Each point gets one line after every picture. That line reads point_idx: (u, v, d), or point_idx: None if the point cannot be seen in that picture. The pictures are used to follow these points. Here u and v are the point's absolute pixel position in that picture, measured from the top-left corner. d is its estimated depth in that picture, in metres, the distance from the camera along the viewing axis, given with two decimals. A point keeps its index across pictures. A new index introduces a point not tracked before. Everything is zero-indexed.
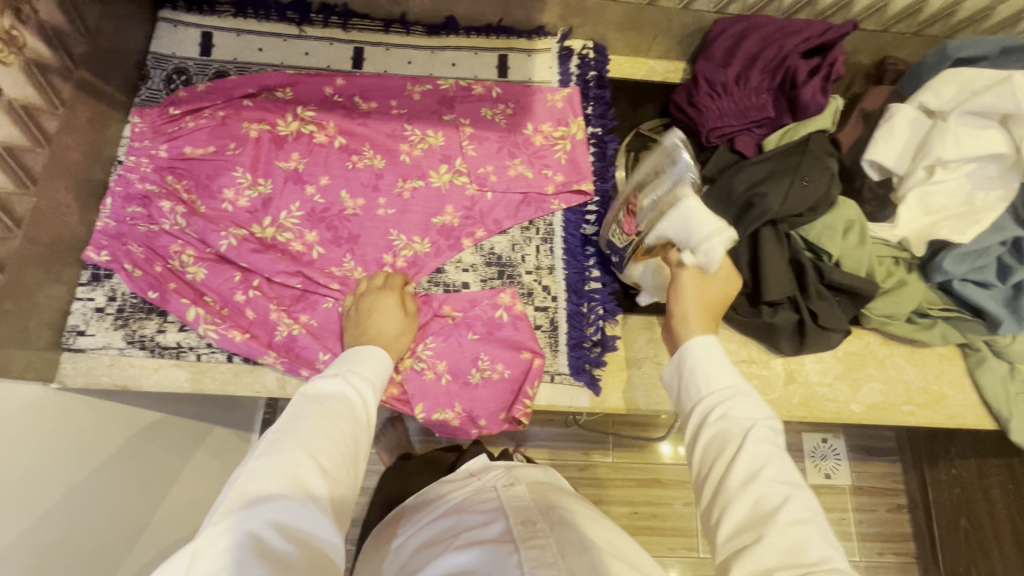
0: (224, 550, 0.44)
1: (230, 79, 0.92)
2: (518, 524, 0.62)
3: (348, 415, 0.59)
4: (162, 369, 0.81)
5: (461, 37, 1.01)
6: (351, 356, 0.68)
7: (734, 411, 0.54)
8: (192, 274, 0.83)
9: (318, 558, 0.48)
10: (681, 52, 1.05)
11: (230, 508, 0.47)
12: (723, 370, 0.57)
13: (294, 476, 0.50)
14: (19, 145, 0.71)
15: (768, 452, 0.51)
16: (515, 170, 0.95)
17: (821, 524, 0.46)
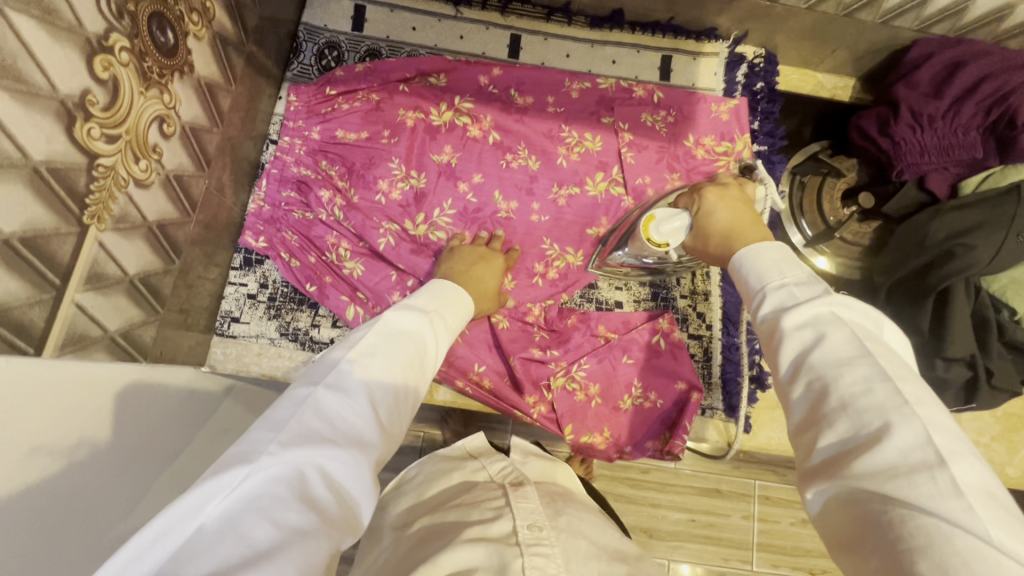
0: (271, 478, 0.37)
1: (388, 61, 0.86)
2: (522, 529, 0.52)
3: (417, 366, 0.54)
4: (311, 364, 0.79)
5: (625, 33, 0.94)
6: (433, 290, 0.65)
7: (795, 295, 0.48)
8: (348, 270, 0.80)
9: (348, 522, 0.41)
10: (857, 68, 0.97)
11: (288, 433, 0.40)
12: (797, 268, 0.51)
13: (352, 424, 0.44)
14: (202, 126, 0.67)
15: (869, 370, 0.41)
16: (674, 185, 0.89)
17: (920, 425, 0.37)
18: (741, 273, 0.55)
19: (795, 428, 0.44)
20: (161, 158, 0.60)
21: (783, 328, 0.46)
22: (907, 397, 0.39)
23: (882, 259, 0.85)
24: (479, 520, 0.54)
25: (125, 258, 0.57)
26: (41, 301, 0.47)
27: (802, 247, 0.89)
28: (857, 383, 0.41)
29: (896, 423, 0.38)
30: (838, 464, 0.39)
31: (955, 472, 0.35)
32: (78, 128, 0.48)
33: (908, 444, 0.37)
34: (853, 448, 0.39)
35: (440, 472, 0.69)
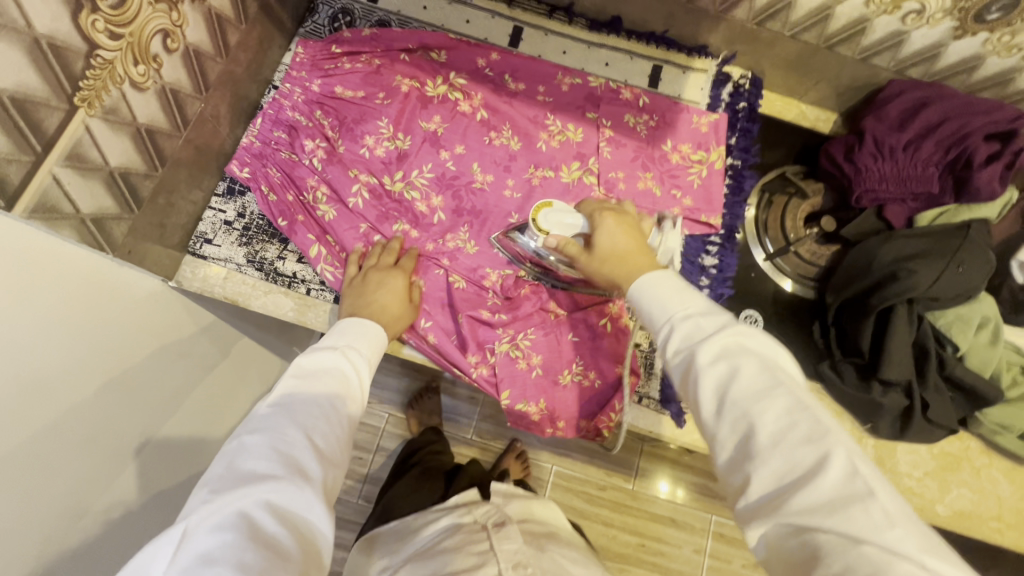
0: (214, 531, 0.41)
1: (394, 31, 0.92)
2: (507, 569, 0.64)
3: (344, 391, 0.58)
4: (271, 295, 0.82)
5: (622, 39, 1.00)
6: (348, 330, 0.68)
7: (702, 326, 0.51)
8: (322, 213, 0.84)
9: (311, 546, 0.46)
10: (838, 103, 1.01)
11: (220, 490, 0.45)
12: (689, 295, 0.54)
13: (288, 458, 0.48)
14: (206, 52, 0.73)
15: (790, 405, 0.45)
16: (645, 183, 0.93)
17: (845, 457, 0.41)
18: (640, 309, 0.56)
19: (723, 471, 0.47)
20: (160, 69, 0.65)
21: (702, 365, 0.48)
22: (828, 426, 0.43)
23: (833, 279, 0.86)
24: (472, 565, 0.66)
25: (110, 151, 0.62)
26: (21, 162, 0.52)
27: (764, 258, 0.91)
28: (781, 418, 0.44)
29: (825, 457, 0.42)
30: (773, 506, 0.42)
31: (882, 501, 0.39)
32: (83, 17, 0.53)
33: (837, 475, 0.41)
34: (787, 486, 0.42)
35: (429, 523, 0.81)
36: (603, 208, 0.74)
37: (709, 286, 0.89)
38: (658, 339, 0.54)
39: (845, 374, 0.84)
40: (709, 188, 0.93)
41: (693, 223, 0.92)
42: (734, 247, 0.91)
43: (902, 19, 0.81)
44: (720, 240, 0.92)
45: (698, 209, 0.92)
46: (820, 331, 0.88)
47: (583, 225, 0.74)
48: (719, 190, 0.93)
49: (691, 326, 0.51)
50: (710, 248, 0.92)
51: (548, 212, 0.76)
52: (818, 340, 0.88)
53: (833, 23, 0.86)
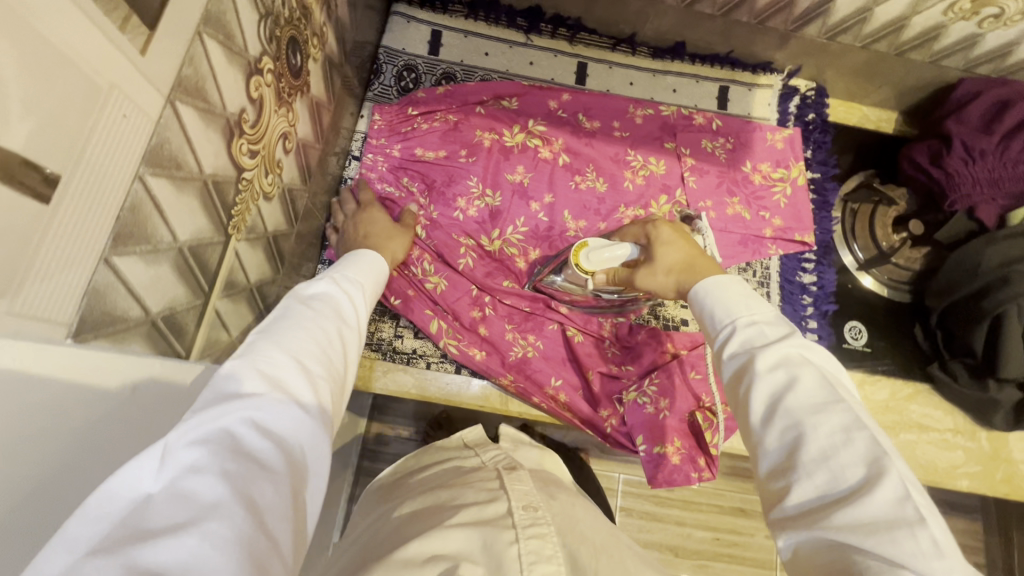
0: (196, 444, 0.34)
1: (466, 85, 0.90)
2: (517, 509, 0.54)
3: (334, 317, 0.53)
4: (391, 374, 0.80)
5: (686, 63, 0.99)
6: (345, 263, 0.66)
7: (766, 333, 0.49)
8: (431, 285, 0.83)
9: (300, 466, 0.39)
10: (900, 103, 1.01)
11: (198, 408, 0.37)
12: (752, 300, 0.53)
13: (273, 378, 0.41)
14: (311, 143, 0.70)
15: (846, 421, 0.41)
16: (733, 209, 0.93)
17: (898, 479, 0.37)
18: (704, 311, 0.55)
19: (763, 478, 0.43)
20: (281, 173, 0.63)
21: (760, 370, 0.45)
22: (885, 449, 0.39)
23: (933, 283, 0.89)
24: (477, 501, 0.56)
25: (251, 267, 0.59)
26: (194, 306, 0.49)
27: (858, 270, 0.94)
28: (836, 434, 0.40)
29: (874, 476, 0.38)
30: (811, 512, 0.38)
31: (930, 530, 0.35)
32: (234, 145, 0.51)
33: (883, 499, 0.37)
34: (832, 501, 0.38)
35: (440, 463, 0.73)
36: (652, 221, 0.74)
37: (812, 303, 0.91)
38: (714, 334, 0.53)
39: (957, 376, 0.86)
40: (796, 206, 0.94)
41: (787, 243, 0.92)
42: (830, 262, 0.93)
43: (978, 24, 0.82)
44: (816, 256, 0.93)
45: (790, 228, 0.92)
46: (924, 334, 0.91)
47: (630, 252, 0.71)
48: (806, 208, 0.94)
49: (754, 332, 0.50)
50: (806, 265, 0.93)
51: (588, 252, 0.71)
52: (924, 342, 0.91)
53: (907, 33, 0.86)
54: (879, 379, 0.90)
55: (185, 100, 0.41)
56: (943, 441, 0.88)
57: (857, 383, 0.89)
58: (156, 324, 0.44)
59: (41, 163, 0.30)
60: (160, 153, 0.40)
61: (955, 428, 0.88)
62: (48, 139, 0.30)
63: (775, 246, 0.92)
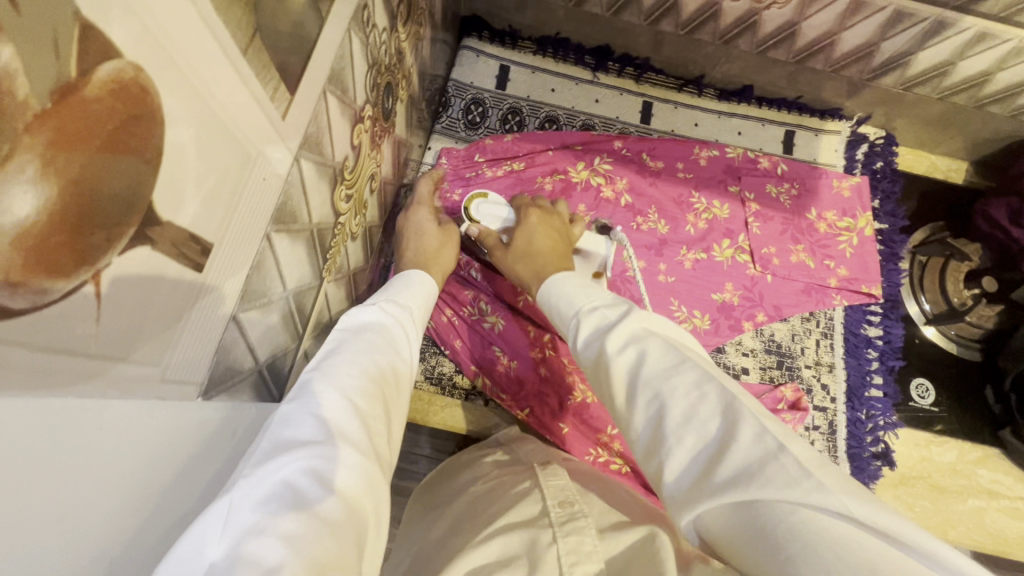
0: (260, 503, 0.31)
1: (536, 133, 0.92)
2: (554, 507, 0.48)
3: (391, 350, 0.50)
4: (449, 408, 0.81)
5: (752, 106, 0.99)
6: (393, 286, 0.64)
7: (608, 316, 0.45)
8: (490, 325, 0.83)
9: (365, 515, 0.34)
10: (972, 154, 0.98)
11: (256, 460, 0.33)
12: (591, 289, 0.50)
13: (329, 418, 0.38)
14: (389, 180, 0.71)
15: (695, 374, 0.37)
16: (798, 256, 0.91)
17: (755, 417, 0.33)
18: (552, 309, 0.51)
19: (643, 466, 0.37)
20: (366, 212, 0.64)
21: (609, 353, 0.41)
22: (735, 390, 0.35)
23: (1009, 344, 0.86)
24: (509, 504, 0.51)
25: (335, 304, 0.60)
26: (291, 350, 0.50)
27: (922, 322, 0.91)
28: (691, 393, 0.36)
29: (732, 424, 0.33)
30: (692, 486, 0.33)
31: (787, 451, 0.31)
32: (336, 190, 0.51)
33: (750, 440, 0.32)
34: (708, 458, 0.33)
35: (470, 464, 0.68)
36: (532, 205, 0.76)
37: (878, 358, 0.89)
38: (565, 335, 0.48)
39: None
40: (863, 256, 0.92)
41: (852, 294, 0.91)
42: (897, 316, 0.90)
43: None
44: (883, 308, 0.91)
45: (856, 279, 0.90)
46: (995, 397, 0.88)
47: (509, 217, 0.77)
48: (873, 258, 0.91)
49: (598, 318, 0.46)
50: (873, 317, 0.90)
51: (481, 203, 0.77)
52: (995, 405, 0.87)
53: (989, 87, 0.85)
54: (946, 441, 0.87)
55: (307, 156, 0.42)
56: (1013, 510, 0.83)
57: (924, 442, 0.86)
58: (261, 373, 0.44)
59: (202, 236, 0.30)
60: (284, 212, 0.41)
61: None
62: (210, 213, 0.31)
63: (840, 296, 0.90)
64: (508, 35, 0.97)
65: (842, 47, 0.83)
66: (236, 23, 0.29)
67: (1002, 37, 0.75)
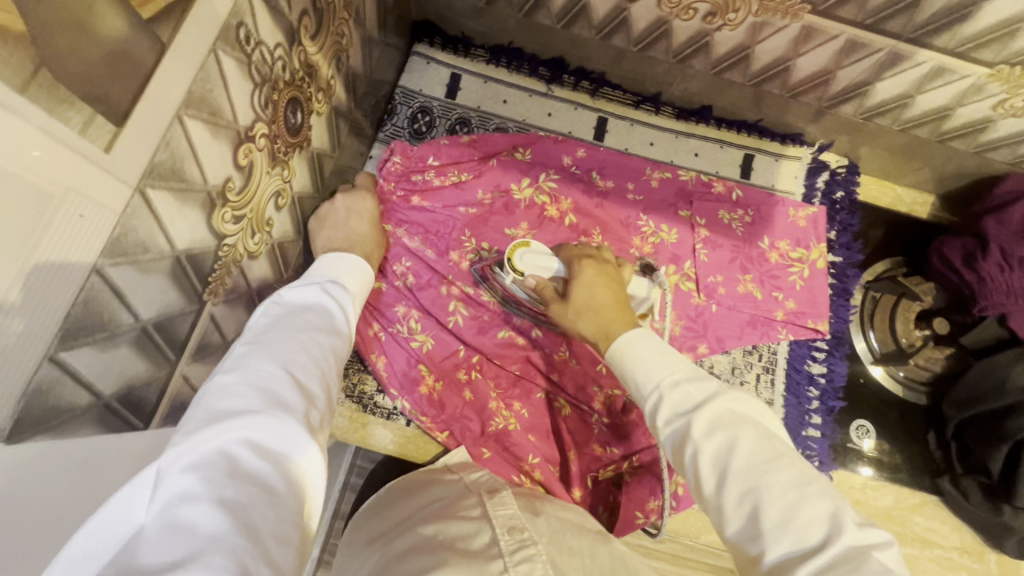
0: (189, 468, 0.35)
1: (490, 137, 0.89)
2: (504, 535, 0.51)
3: (324, 323, 0.53)
4: (371, 427, 0.81)
5: (711, 127, 0.95)
6: (336, 265, 0.63)
7: (692, 394, 0.48)
8: (417, 344, 0.82)
9: (301, 479, 0.39)
10: (938, 187, 0.94)
11: (190, 431, 0.38)
12: (669, 355, 0.51)
13: (267, 391, 0.42)
14: (307, 193, 0.69)
15: (788, 477, 0.42)
16: (745, 286, 0.88)
17: (847, 525, 0.40)
18: (626, 374, 0.52)
19: (734, 542, 0.43)
20: (271, 230, 0.62)
21: (698, 438, 0.45)
22: (832, 499, 0.41)
23: (953, 390, 0.82)
24: (460, 533, 0.52)
25: (230, 327, 0.58)
26: (158, 378, 0.48)
27: (870, 361, 0.88)
28: (789, 493, 0.41)
29: (833, 531, 0.40)
30: (786, 571, 0.39)
31: (882, 557, 0.38)
32: (215, 214, 0.49)
33: (847, 546, 0.39)
34: (801, 550, 0.40)
35: (421, 487, 0.66)
36: (584, 255, 0.70)
37: (819, 397, 0.86)
38: (645, 402, 0.50)
39: (970, 495, 0.79)
40: (812, 289, 0.88)
41: (799, 328, 0.88)
42: (842, 354, 0.87)
43: None
44: (828, 345, 0.88)
45: (803, 313, 0.87)
46: (937, 442, 0.84)
47: (560, 269, 0.71)
48: (823, 292, 0.88)
49: (682, 394, 0.48)
50: (817, 353, 0.88)
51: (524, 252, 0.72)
52: (936, 451, 0.84)
53: (951, 122, 0.81)
54: (884, 485, 0.84)
55: (158, 185, 0.40)
56: (948, 560, 0.82)
57: (859, 486, 0.84)
58: (109, 407, 0.42)
59: None
60: (124, 243, 0.39)
61: (963, 547, 0.82)
62: None
63: (786, 330, 0.87)
64: (459, 42, 0.93)
65: (798, 74, 0.80)
66: (8, 63, 0.27)
67: (960, 72, 0.72)
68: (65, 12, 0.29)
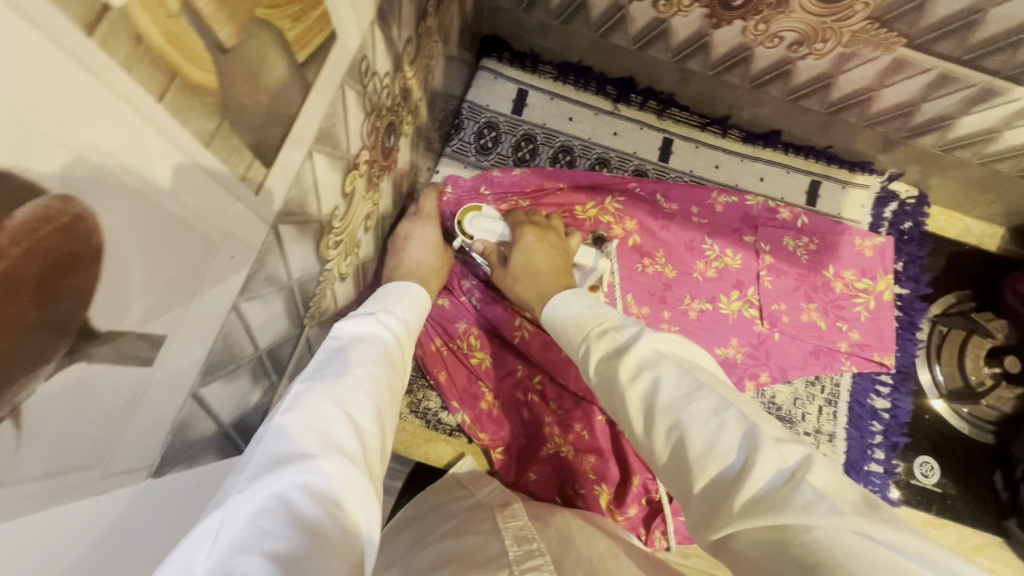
0: (246, 519, 0.28)
1: (548, 167, 0.87)
2: (513, 547, 0.50)
3: (383, 358, 0.48)
4: (434, 443, 0.81)
5: (778, 152, 0.94)
6: (388, 296, 0.60)
7: (616, 340, 0.46)
8: (477, 361, 0.82)
9: (359, 541, 0.32)
10: (1011, 221, 0.92)
11: (246, 477, 0.32)
12: (602, 311, 0.50)
13: (325, 430, 0.36)
14: (388, 213, 0.70)
15: (707, 401, 0.38)
16: (809, 315, 0.87)
17: (772, 444, 0.34)
18: (560, 333, 0.52)
19: (672, 487, 0.38)
20: (358, 251, 0.62)
21: (622, 380, 0.42)
22: (753, 419, 0.36)
23: None
24: (473, 543, 0.51)
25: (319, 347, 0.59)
26: (263, 403, 0.48)
27: (933, 394, 0.87)
28: (710, 419, 0.36)
29: (751, 450, 0.34)
30: (715, 507, 0.34)
31: (812, 479, 0.32)
32: (323, 241, 0.50)
33: (771, 466, 0.33)
34: (730, 478, 0.34)
35: (436, 504, 0.65)
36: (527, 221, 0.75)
37: (882, 432, 0.85)
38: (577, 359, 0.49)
39: None
40: (878, 321, 0.87)
41: (863, 360, 0.86)
42: (906, 390, 0.86)
43: None
44: (892, 378, 0.87)
45: (868, 345, 0.86)
46: (1005, 483, 0.83)
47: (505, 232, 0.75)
48: (890, 325, 0.87)
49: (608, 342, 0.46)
50: (881, 387, 0.87)
51: (474, 216, 0.76)
52: (1002, 491, 0.83)
53: None
54: (946, 524, 0.83)
55: (287, 220, 0.41)
56: None
57: (921, 522, 0.83)
58: (227, 434, 0.43)
59: (153, 331, 0.29)
60: (256, 279, 0.39)
61: None
62: (162, 307, 0.29)
63: (849, 362, 0.86)
64: (528, 58, 0.93)
65: (879, 104, 0.78)
66: (200, 117, 0.27)
67: None
68: (246, 66, 0.30)
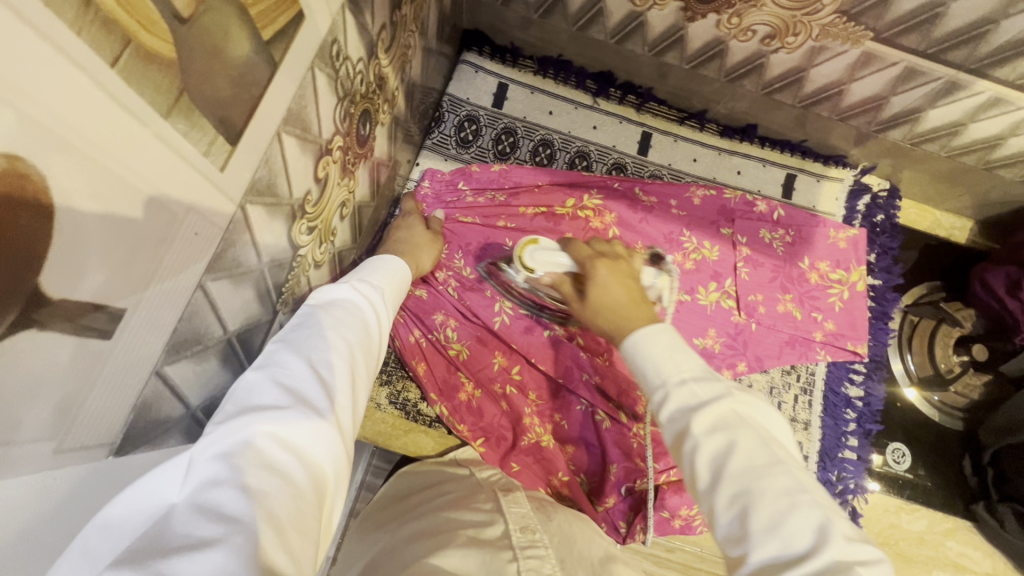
0: (216, 456, 0.32)
1: (524, 168, 0.87)
2: (516, 531, 0.50)
3: (358, 323, 0.47)
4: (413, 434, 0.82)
5: (755, 146, 0.96)
6: (364, 268, 0.58)
7: (700, 395, 0.42)
8: (454, 353, 0.81)
9: (323, 479, 0.35)
10: (978, 213, 0.95)
11: (218, 420, 0.35)
12: (683, 353, 0.45)
13: (292, 385, 0.38)
14: (366, 203, 0.70)
15: (788, 484, 0.36)
16: (785, 305, 0.88)
17: (841, 536, 0.34)
18: (635, 371, 0.46)
19: (722, 545, 0.37)
20: (334, 239, 0.62)
21: (697, 435, 0.39)
22: (825, 509, 0.36)
23: (992, 418, 0.82)
24: (472, 522, 0.51)
25: None
26: None
27: (906, 382, 0.90)
28: (781, 498, 0.36)
29: (821, 540, 0.34)
30: None
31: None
32: (295, 225, 0.50)
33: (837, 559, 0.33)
34: (786, 557, 0.34)
35: (432, 485, 0.65)
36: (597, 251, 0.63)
37: (856, 419, 0.87)
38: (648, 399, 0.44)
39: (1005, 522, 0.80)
40: (852, 311, 0.88)
41: (838, 350, 0.88)
42: (879, 377, 0.88)
43: None
44: (866, 368, 0.89)
45: (842, 335, 0.87)
46: (973, 467, 0.85)
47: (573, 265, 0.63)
48: (863, 314, 0.88)
49: (689, 395, 0.42)
50: (855, 376, 0.88)
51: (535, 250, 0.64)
52: (971, 476, 0.85)
53: (999, 151, 0.82)
54: (918, 509, 0.85)
55: (256, 200, 0.41)
56: None
57: (893, 508, 0.85)
58: (196, 417, 0.43)
59: (114, 304, 0.29)
60: (223, 257, 0.39)
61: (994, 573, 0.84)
62: (123, 279, 0.29)
63: (824, 351, 0.87)
64: (508, 52, 0.94)
65: (850, 98, 0.80)
66: (157, 86, 0.27)
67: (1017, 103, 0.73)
68: (207, 38, 0.30)
